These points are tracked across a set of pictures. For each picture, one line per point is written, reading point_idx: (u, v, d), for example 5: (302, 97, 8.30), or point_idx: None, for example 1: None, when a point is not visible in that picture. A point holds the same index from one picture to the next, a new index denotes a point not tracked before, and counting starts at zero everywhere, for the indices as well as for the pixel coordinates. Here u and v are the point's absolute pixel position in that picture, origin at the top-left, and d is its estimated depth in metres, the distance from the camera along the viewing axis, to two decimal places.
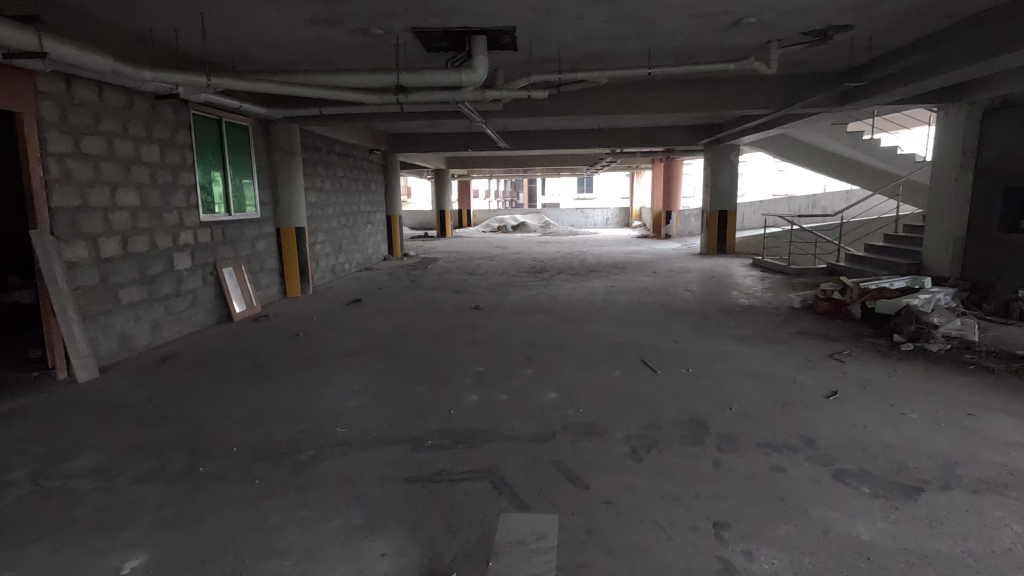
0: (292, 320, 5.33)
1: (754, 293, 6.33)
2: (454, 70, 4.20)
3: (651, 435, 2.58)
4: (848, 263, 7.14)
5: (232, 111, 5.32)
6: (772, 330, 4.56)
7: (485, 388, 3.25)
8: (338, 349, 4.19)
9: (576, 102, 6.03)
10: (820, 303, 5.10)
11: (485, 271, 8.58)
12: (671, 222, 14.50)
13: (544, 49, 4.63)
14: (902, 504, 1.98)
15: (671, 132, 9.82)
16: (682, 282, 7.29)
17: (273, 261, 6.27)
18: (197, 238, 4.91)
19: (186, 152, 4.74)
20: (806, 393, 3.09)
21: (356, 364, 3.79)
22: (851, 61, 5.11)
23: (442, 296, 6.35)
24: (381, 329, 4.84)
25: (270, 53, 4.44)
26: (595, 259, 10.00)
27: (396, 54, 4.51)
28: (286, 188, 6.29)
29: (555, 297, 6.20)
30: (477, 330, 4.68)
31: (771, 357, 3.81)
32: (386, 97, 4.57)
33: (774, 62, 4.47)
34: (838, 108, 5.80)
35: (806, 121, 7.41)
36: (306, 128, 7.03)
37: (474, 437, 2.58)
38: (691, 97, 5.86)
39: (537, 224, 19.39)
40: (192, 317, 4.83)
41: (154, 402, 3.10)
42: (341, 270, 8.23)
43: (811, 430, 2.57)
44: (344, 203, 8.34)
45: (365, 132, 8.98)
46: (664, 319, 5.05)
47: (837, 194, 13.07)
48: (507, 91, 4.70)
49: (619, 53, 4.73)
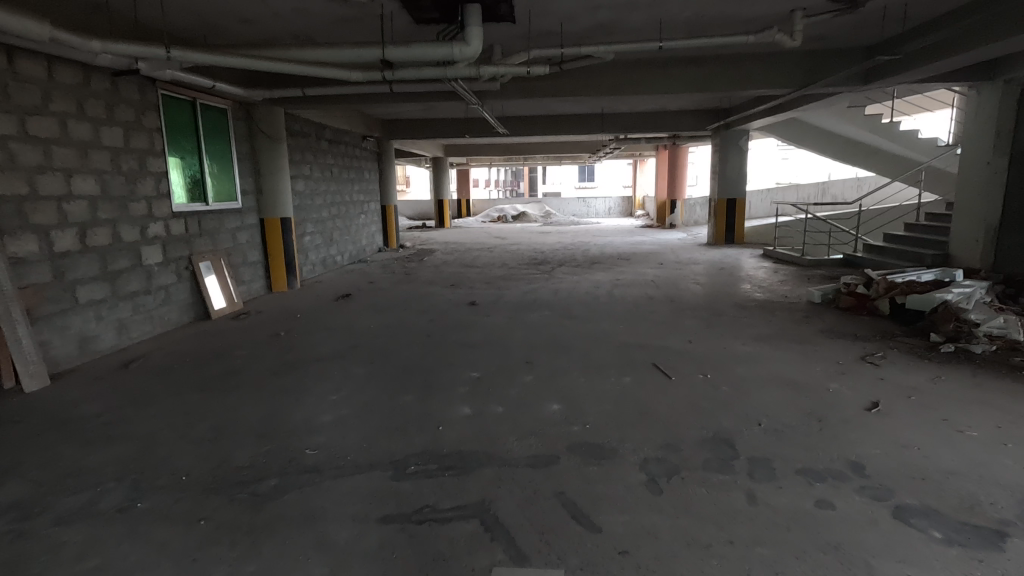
0: (275, 317, 4.96)
1: (768, 287, 5.95)
2: (445, 43, 3.80)
3: (670, 458, 2.23)
4: (867, 255, 6.76)
5: (208, 92, 4.91)
6: (794, 328, 4.18)
7: (480, 399, 2.89)
8: (320, 351, 3.83)
9: (579, 83, 5.62)
10: (843, 298, 4.73)
11: (483, 263, 8.20)
12: (676, 211, 14.08)
13: (544, 21, 4.22)
14: (986, 555, 1.61)
15: (678, 117, 9.39)
16: (691, 274, 6.90)
17: (257, 254, 5.89)
18: (169, 230, 4.53)
19: (155, 136, 4.35)
20: (843, 404, 2.72)
21: (338, 369, 3.43)
22: (878, 34, 4.69)
23: (437, 291, 5.98)
24: (370, 328, 4.46)
25: (243, 25, 4.03)
26: (598, 250, 9.62)
27: (382, 26, 4.09)
28: (270, 176, 5.89)
29: (557, 291, 5.83)
30: (473, 330, 4.31)
31: (796, 360, 3.45)
32: (371, 75, 4.17)
33: (797, 34, 4.01)
34: (861, 88, 5.39)
35: (823, 103, 6.99)
36: (292, 113, 6.63)
37: (465, 461, 2.22)
38: (703, 75, 5.45)
39: (538, 214, 18.98)
40: (165, 316, 4.46)
41: (104, 416, 2.75)
42: (332, 263, 7.85)
43: (858, 454, 2.21)
44: (336, 193, 7.95)
45: (357, 117, 8.56)
46: (676, 315, 4.68)
47: (848, 181, 12.63)
48: (505, 67, 4.30)
49: (628, 25, 4.31)
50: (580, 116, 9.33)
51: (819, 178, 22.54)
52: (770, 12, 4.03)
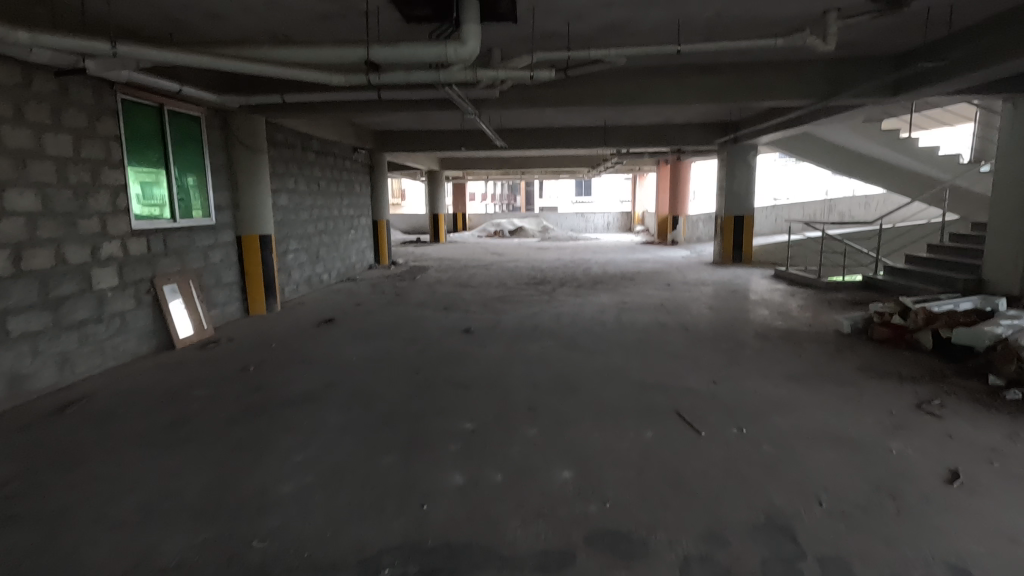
0: (248, 346, 4.45)
1: (787, 312, 5.49)
2: (438, 42, 3.36)
3: (717, 557, 1.74)
4: (889, 278, 6.31)
5: (177, 98, 4.46)
6: (828, 365, 3.71)
7: (474, 462, 2.40)
8: (292, 391, 3.33)
9: (583, 92, 5.20)
10: (878, 329, 4.27)
11: (479, 282, 7.72)
12: (678, 227, 13.69)
13: (550, 21, 3.80)
14: None
15: (683, 131, 8.99)
16: (702, 297, 6.43)
17: (233, 274, 5.39)
18: (128, 250, 4.03)
19: (112, 145, 3.87)
20: (915, 472, 2.25)
21: (309, 417, 2.93)
22: (912, 42, 4.30)
23: (428, 315, 5.50)
24: (352, 360, 3.97)
25: (211, 20, 3.59)
26: (600, 268, 9.16)
27: (367, 24, 3.66)
28: (248, 191, 5.41)
29: (559, 316, 5.36)
30: (467, 364, 3.83)
31: (842, 407, 2.97)
32: (354, 78, 3.72)
33: (830, 39, 3.62)
34: (886, 101, 5.01)
35: (840, 116, 6.59)
36: (276, 123, 6.18)
37: (455, 561, 1.73)
38: (719, 85, 5.04)
39: (536, 228, 18.60)
40: (120, 347, 3.95)
41: (12, 485, 2.24)
42: (318, 282, 7.35)
43: (956, 554, 1.73)
44: (323, 207, 7.48)
45: (347, 127, 8.12)
46: (694, 347, 4.21)
47: (855, 198, 12.30)
48: (506, 71, 3.85)
49: (642, 26, 3.90)
50: (581, 129, 8.95)
51: (818, 195, 22.45)
52: (802, 12, 3.62)
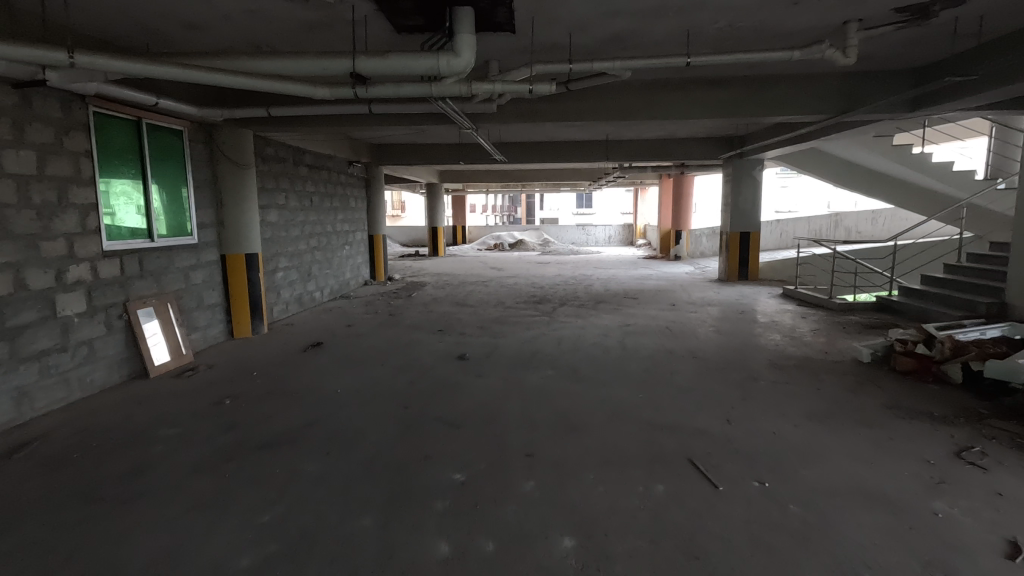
0: (228, 374, 4.17)
1: (800, 337, 5.21)
2: (430, 54, 3.11)
3: None
4: (905, 301, 6.05)
5: (157, 111, 4.22)
6: (850, 401, 3.43)
7: (462, 525, 2.12)
8: (268, 431, 3.05)
9: (585, 105, 4.97)
10: (900, 359, 4.00)
11: (477, 301, 7.47)
12: (682, 242, 13.45)
13: (550, 32, 3.56)
14: None
15: (687, 145, 8.76)
16: (709, 319, 6.15)
17: (216, 294, 5.13)
18: (98, 273, 3.77)
19: (82, 161, 3.63)
20: (966, 543, 1.96)
21: (282, 464, 2.65)
22: (933, 55, 4.07)
23: (422, 339, 5.22)
24: (337, 393, 3.69)
25: (187, 29, 3.35)
26: (602, 285, 8.91)
27: (354, 34, 3.43)
28: (234, 207, 5.17)
29: (560, 341, 5.08)
30: (461, 398, 3.55)
31: (872, 454, 2.69)
32: (340, 91, 3.48)
33: (852, 51, 3.39)
34: (904, 116, 4.76)
35: (851, 131, 6.35)
36: (265, 136, 5.94)
37: None
38: (728, 100, 4.80)
39: (536, 241, 18.38)
40: (87, 378, 3.67)
41: None
42: (310, 300, 7.10)
43: None
44: (316, 223, 7.24)
45: (342, 141, 7.90)
46: (704, 379, 3.92)
47: (862, 213, 12.07)
48: (503, 84, 3.60)
49: (649, 38, 3.67)
50: (583, 143, 8.73)
51: (820, 208, 22.30)
52: (820, 23, 3.38)
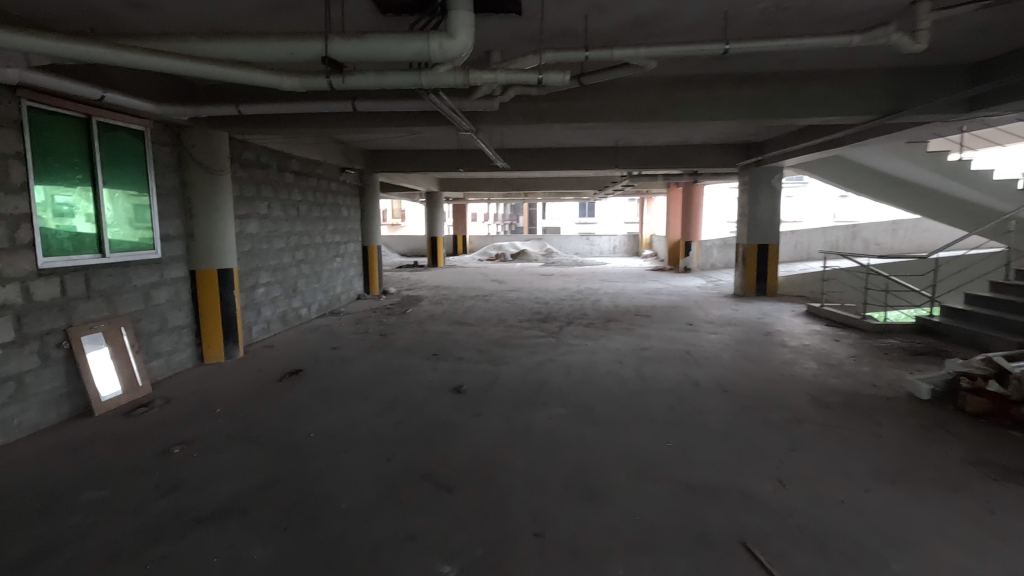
0: (186, 410, 3.59)
1: (839, 365, 4.62)
2: (418, 35, 2.57)
3: None
4: (950, 323, 5.45)
5: (110, 108, 3.68)
6: (922, 454, 2.86)
7: None
8: (215, 495, 2.47)
9: (598, 105, 4.42)
10: (969, 399, 3.41)
11: (477, 318, 6.89)
12: (691, 253, 12.87)
13: (562, 13, 3.02)
14: None
15: (701, 152, 8.21)
16: (732, 343, 5.55)
17: (184, 315, 4.57)
18: (31, 295, 3.21)
19: (9, 164, 3.08)
20: None
21: (224, 549, 2.06)
22: (1002, 44, 3.53)
23: (414, 366, 4.66)
24: (308, 439, 3.11)
25: (130, 6, 2.82)
26: (611, 301, 8.33)
27: (329, 13, 2.89)
28: (205, 218, 4.62)
29: (569, 369, 4.50)
30: (455, 446, 2.97)
31: (977, 537, 2.10)
32: (313, 81, 2.93)
33: (923, 35, 2.80)
34: (959, 118, 4.22)
35: (888, 136, 5.81)
36: (244, 140, 5.41)
37: None
38: (760, 98, 4.27)
39: (539, 252, 17.83)
40: (13, 421, 3.09)
41: None
42: (295, 317, 6.53)
43: None
44: (302, 233, 6.69)
45: (333, 146, 7.36)
46: (742, 421, 3.33)
47: (881, 225, 11.52)
48: (507, 75, 3.05)
49: (678, 20, 3.12)
50: (590, 150, 8.19)
51: (827, 219, 21.77)
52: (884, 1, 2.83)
